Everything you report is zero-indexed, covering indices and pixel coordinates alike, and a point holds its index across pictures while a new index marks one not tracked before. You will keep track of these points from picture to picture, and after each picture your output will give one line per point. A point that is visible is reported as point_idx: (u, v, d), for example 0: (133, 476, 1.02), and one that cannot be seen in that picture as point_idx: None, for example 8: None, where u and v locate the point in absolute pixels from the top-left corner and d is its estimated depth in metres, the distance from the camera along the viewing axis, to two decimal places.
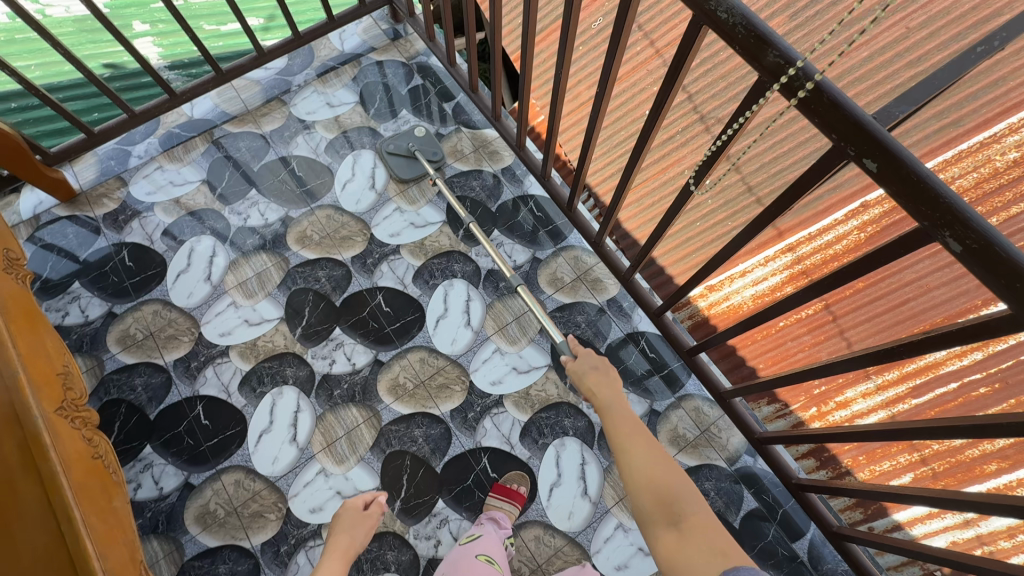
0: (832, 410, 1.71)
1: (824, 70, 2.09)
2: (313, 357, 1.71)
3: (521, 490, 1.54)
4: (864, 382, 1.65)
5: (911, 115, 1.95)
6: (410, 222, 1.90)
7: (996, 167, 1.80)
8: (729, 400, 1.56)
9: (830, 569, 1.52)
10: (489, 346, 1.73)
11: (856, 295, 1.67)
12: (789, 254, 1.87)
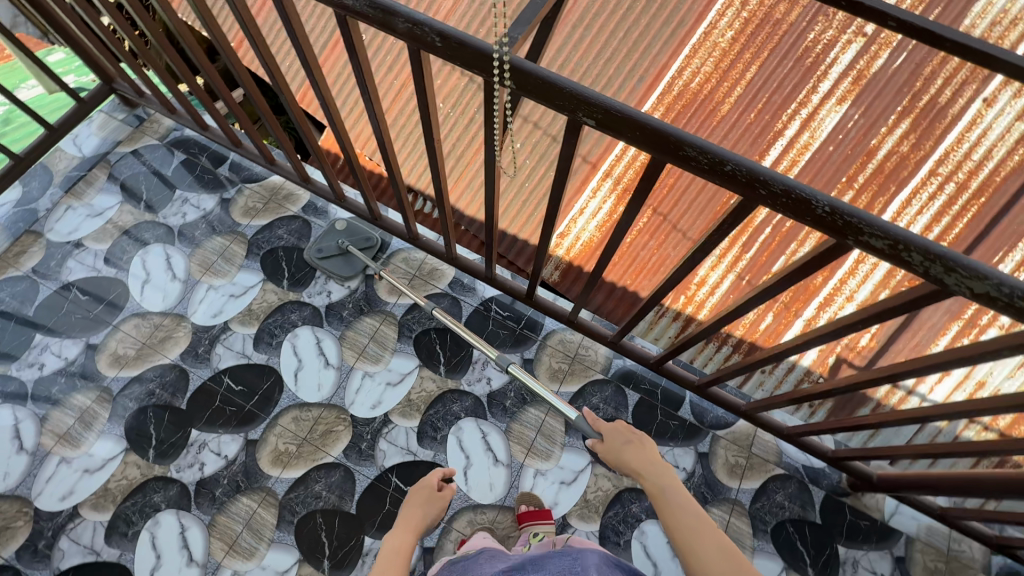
0: (697, 291, 2.26)
1: (566, 17, 2.36)
2: (179, 470, 1.58)
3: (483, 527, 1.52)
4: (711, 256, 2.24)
5: (646, 31, 2.30)
6: (229, 294, 1.82)
7: (722, 48, 2.25)
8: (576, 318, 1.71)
9: (713, 417, 1.73)
10: (356, 374, 1.73)
11: (672, 190, 2.28)
12: (608, 180, 2.38)
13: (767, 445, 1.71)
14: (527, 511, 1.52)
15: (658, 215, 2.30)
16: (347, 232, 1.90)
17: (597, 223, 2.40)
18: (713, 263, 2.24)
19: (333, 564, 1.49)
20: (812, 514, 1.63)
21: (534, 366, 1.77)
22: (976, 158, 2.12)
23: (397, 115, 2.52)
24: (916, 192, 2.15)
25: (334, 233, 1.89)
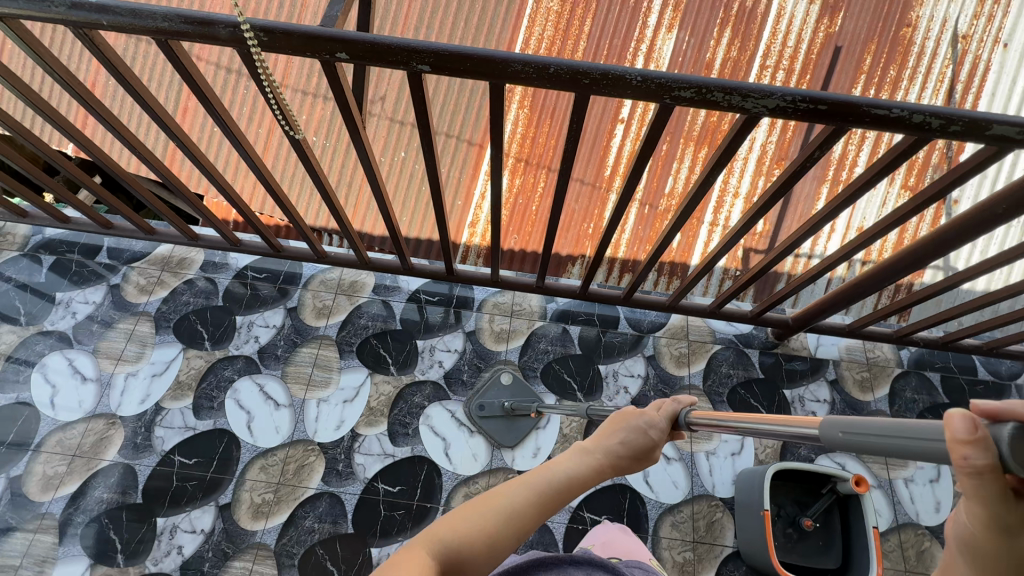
0: (608, 232, 2.43)
1: (408, 22, 2.47)
2: (156, 563, 1.49)
3: None
4: (608, 196, 2.44)
5: (484, 14, 2.46)
6: (150, 375, 1.73)
7: (555, 10, 2.44)
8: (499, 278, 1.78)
9: (648, 323, 1.89)
10: (311, 404, 1.71)
11: (558, 147, 2.44)
12: (497, 156, 2.48)
13: (700, 329, 1.88)
14: None
15: (552, 172, 2.46)
16: (512, 388, 1.74)
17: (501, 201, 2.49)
18: (613, 203, 2.43)
19: None
20: (756, 373, 1.82)
21: (479, 335, 1.84)
22: (791, 44, 2.44)
23: (273, 156, 2.48)
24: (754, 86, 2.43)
25: (499, 389, 1.73)
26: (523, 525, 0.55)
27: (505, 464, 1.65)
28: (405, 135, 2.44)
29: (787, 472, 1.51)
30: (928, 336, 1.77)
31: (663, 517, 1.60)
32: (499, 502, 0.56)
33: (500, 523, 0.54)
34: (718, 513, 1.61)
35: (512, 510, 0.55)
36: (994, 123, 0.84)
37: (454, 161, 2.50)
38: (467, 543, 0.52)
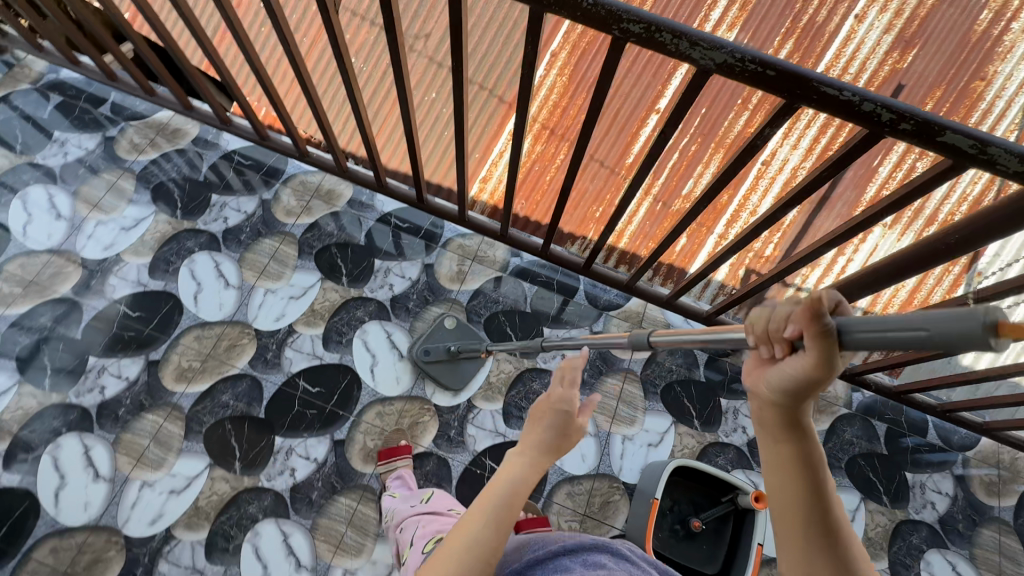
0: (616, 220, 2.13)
1: None
2: (78, 396, 1.57)
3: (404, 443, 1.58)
4: (622, 183, 2.11)
5: None
6: (119, 228, 1.80)
7: None
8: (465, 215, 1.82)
9: (606, 300, 1.87)
10: (258, 291, 1.75)
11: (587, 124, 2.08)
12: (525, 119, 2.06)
13: (655, 319, 1.85)
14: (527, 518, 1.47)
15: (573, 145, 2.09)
16: (457, 333, 1.74)
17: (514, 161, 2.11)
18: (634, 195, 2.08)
19: (244, 464, 1.53)
20: (698, 375, 1.78)
21: (436, 270, 1.85)
22: (853, 72, 2.07)
23: (228, 44, 2.08)
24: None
25: (443, 333, 1.72)
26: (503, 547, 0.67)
27: (424, 395, 1.67)
28: (428, 75, 2.04)
29: (689, 471, 1.49)
30: (883, 381, 1.77)
31: (561, 485, 1.60)
32: (488, 515, 0.69)
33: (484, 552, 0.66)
34: (616, 495, 1.60)
35: (497, 526, 0.68)
36: (948, 129, 0.77)
37: (475, 109, 2.06)
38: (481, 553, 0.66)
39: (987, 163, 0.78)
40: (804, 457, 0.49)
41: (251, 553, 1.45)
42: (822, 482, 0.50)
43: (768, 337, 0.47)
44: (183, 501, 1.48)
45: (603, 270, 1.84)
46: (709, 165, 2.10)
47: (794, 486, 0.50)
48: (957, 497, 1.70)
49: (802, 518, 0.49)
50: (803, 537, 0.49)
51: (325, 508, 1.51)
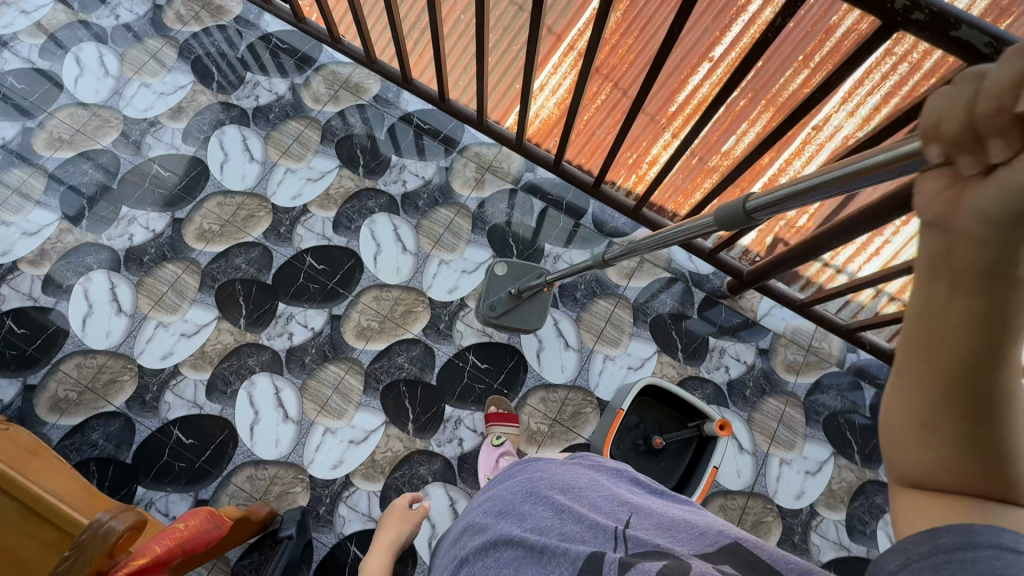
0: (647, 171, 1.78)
1: None
2: (110, 238, 1.71)
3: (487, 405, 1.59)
4: (662, 133, 1.64)
5: None
6: (159, 93, 1.89)
7: None
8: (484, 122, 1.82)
9: (612, 227, 1.87)
10: (279, 169, 1.83)
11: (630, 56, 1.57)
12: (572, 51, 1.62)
13: (658, 251, 1.84)
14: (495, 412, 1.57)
15: (617, 89, 1.64)
16: (512, 275, 1.62)
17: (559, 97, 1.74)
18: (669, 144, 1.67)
19: (249, 322, 1.66)
20: (691, 312, 1.78)
21: (449, 174, 1.88)
22: None
23: None
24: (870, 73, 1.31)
25: (499, 283, 1.62)
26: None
27: (421, 288, 1.74)
28: None
29: (658, 391, 1.52)
30: (879, 342, 1.74)
31: (536, 390, 1.66)
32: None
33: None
34: (588, 407, 1.65)
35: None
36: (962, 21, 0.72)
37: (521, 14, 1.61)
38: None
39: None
40: (995, 316, 0.32)
41: (245, 399, 1.59)
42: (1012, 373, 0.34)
43: (966, 133, 0.30)
44: (192, 345, 1.63)
45: (612, 194, 1.84)
46: (755, 126, 1.53)
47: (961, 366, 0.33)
48: None
49: (968, 408, 0.34)
50: (965, 429, 0.34)
51: (316, 372, 1.63)
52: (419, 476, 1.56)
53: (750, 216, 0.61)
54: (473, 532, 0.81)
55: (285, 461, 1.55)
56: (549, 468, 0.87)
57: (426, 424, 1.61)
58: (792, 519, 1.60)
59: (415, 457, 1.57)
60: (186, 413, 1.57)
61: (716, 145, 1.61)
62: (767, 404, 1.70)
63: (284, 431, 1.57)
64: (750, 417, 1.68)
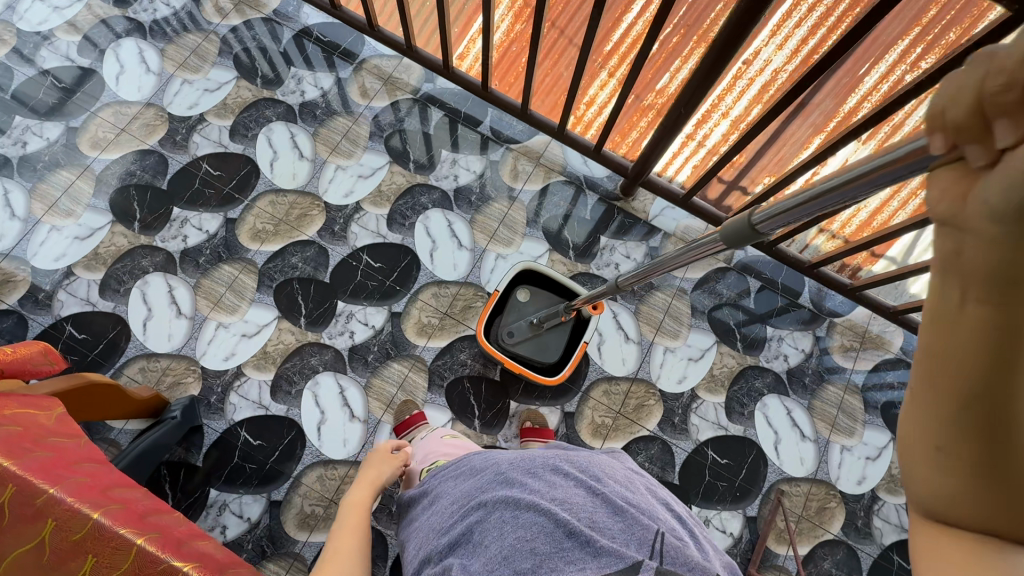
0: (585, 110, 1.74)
1: None
2: (3, 147, 1.74)
3: (415, 413, 1.53)
4: (599, 74, 1.57)
5: None
6: (54, 7, 1.90)
7: None
8: (371, 28, 1.85)
9: (508, 135, 1.89)
10: (175, 81, 1.84)
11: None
12: None
13: (555, 157, 1.88)
14: (403, 422, 1.52)
15: (556, 30, 1.50)
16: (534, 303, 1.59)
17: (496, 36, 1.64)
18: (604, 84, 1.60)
19: (143, 225, 1.69)
20: (582, 214, 1.84)
21: (348, 85, 1.90)
22: None
23: None
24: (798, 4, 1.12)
25: (520, 311, 1.59)
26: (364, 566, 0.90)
27: (317, 193, 1.77)
28: None
29: (535, 276, 1.60)
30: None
31: (429, 286, 1.71)
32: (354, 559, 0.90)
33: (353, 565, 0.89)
34: (478, 301, 1.70)
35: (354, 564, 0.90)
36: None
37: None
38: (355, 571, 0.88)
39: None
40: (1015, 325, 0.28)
41: (139, 297, 1.63)
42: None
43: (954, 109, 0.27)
44: (85, 247, 1.65)
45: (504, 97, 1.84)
46: (689, 63, 1.38)
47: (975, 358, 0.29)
48: (811, 355, 1.76)
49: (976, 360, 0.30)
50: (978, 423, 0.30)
51: (209, 272, 1.67)
52: (310, 366, 1.61)
53: (757, 229, 0.61)
54: (503, 480, 0.86)
55: (176, 354, 1.59)
56: (594, 460, 0.96)
57: (318, 318, 1.65)
58: (673, 402, 1.67)
59: (306, 349, 1.62)
60: (79, 311, 1.60)
61: (651, 84, 1.50)
62: (654, 297, 1.76)
63: (177, 327, 1.61)
64: (637, 310, 1.74)
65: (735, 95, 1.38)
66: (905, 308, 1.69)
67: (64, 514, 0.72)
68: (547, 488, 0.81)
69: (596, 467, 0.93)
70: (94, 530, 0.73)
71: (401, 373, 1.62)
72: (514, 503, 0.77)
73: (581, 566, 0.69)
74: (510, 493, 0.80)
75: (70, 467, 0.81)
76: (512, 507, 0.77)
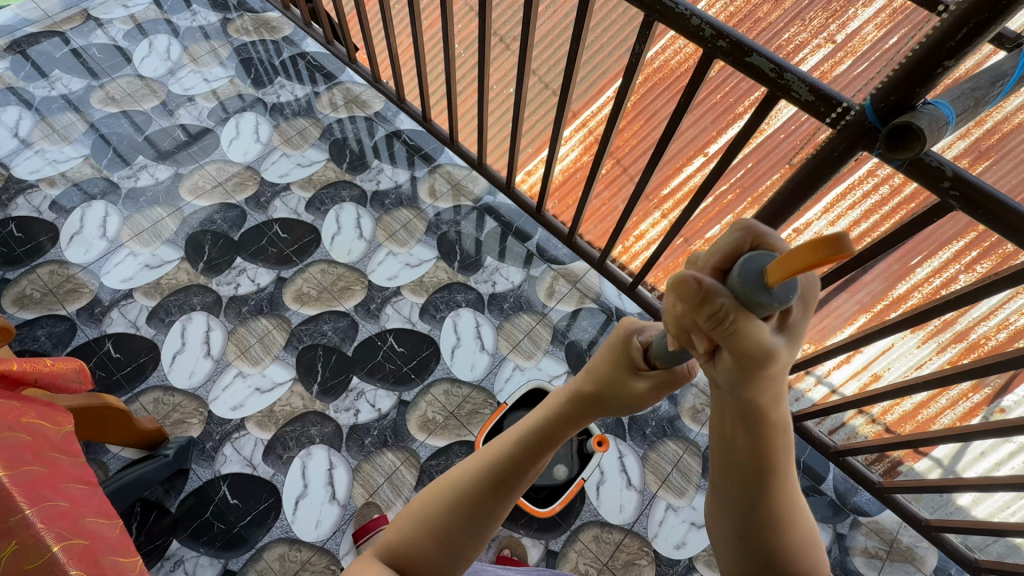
0: (634, 243, 1.89)
1: None
2: (120, 178, 2.03)
3: (380, 515, 1.48)
4: (653, 213, 1.80)
5: None
6: (203, 78, 2.28)
7: None
8: (451, 140, 2.10)
9: (552, 255, 1.99)
10: (276, 152, 2.12)
11: (631, 142, 1.81)
12: (580, 128, 1.91)
13: (590, 284, 1.95)
14: (366, 525, 1.46)
15: (620, 167, 1.84)
16: None
17: (563, 167, 2.00)
18: (654, 221, 1.81)
19: (206, 266, 1.86)
20: None
21: (420, 183, 2.11)
22: None
23: None
24: (854, 188, 1.30)
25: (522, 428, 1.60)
26: (470, 505, 0.63)
27: (364, 271, 1.90)
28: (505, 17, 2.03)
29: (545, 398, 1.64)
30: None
31: (442, 382, 1.73)
32: (448, 487, 0.64)
33: (426, 516, 0.64)
34: (486, 408, 1.69)
35: (459, 493, 0.63)
36: (787, 73, 0.89)
37: (535, 107, 2.01)
38: (416, 545, 0.63)
39: (942, 192, 0.84)
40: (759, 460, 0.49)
41: (178, 331, 1.74)
42: (781, 433, 0.48)
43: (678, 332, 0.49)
44: (150, 275, 1.83)
45: (551, 219, 1.98)
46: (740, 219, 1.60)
47: (739, 441, 0.49)
48: (830, 552, 1.62)
49: (744, 446, 0.49)
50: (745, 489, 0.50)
51: (247, 322, 1.77)
52: (308, 435, 1.61)
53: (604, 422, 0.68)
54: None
55: (191, 392, 1.65)
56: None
57: (330, 389, 1.69)
58: (667, 568, 1.53)
59: (310, 416, 1.64)
60: (123, 331, 1.73)
61: (702, 231, 1.67)
62: (665, 446, 1.69)
63: (201, 366, 1.69)
64: (644, 455, 1.67)
65: None
66: (939, 525, 1.57)
67: (28, 538, 0.74)
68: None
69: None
70: (49, 563, 0.73)
71: (393, 465, 1.59)
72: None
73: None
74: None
75: (55, 489, 0.82)
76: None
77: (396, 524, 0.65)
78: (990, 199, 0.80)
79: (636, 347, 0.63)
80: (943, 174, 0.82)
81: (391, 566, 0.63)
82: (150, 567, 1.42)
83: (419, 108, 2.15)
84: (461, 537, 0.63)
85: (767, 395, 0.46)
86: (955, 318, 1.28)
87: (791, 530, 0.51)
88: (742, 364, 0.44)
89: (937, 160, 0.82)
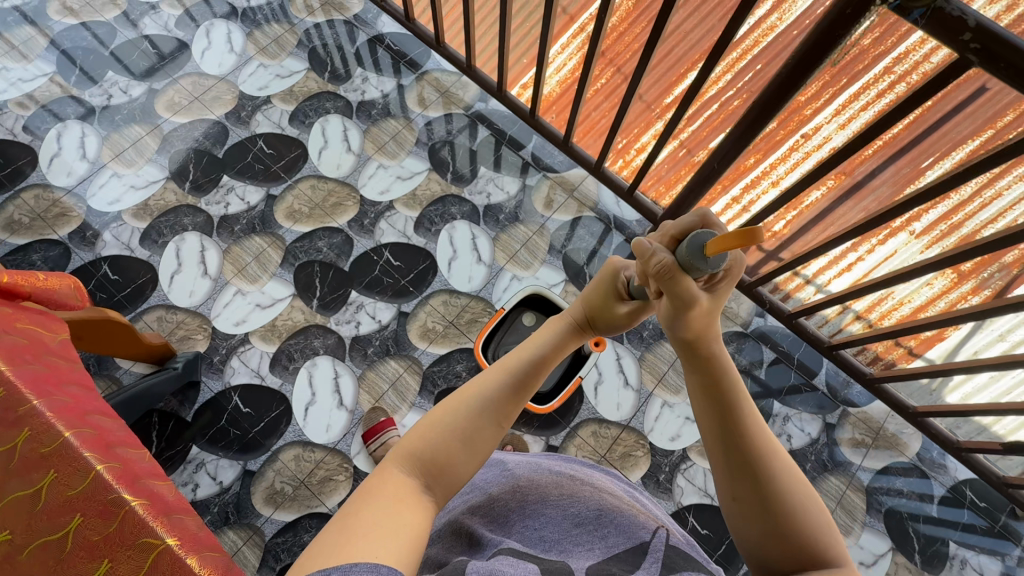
0: (634, 157, 1.77)
1: None
2: (91, 96, 1.93)
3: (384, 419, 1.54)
4: (654, 123, 1.61)
5: None
6: None
7: None
8: (437, 43, 1.96)
9: (549, 163, 1.93)
10: (253, 63, 1.99)
11: (630, 44, 1.46)
12: (579, 33, 1.54)
13: (587, 193, 1.90)
14: (373, 428, 1.52)
15: (619, 75, 1.57)
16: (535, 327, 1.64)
17: (560, 78, 1.74)
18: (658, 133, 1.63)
19: (193, 187, 1.81)
20: (607, 252, 1.83)
21: (407, 92, 1.99)
22: None
23: None
24: (868, 88, 1.10)
25: (519, 332, 1.63)
26: (493, 411, 0.65)
27: (356, 186, 1.85)
28: None
29: (543, 303, 1.65)
30: (778, 305, 1.76)
31: (440, 293, 1.74)
32: (470, 399, 0.65)
33: (449, 425, 0.63)
34: (485, 317, 1.71)
35: (484, 403, 0.65)
36: None
37: None
38: (442, 453, 0.62)
39: (961, 46, 0.78)
40: (716, 399, 0.62)
41: (173, 251, 1.73)
42: (722, 368, 0.63)
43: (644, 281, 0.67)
44: (138, 197, 1.79)
45: (547, 124, 1.89)
46: None
47: (692, 382, 0.65)
48: (818, 441, 1.71)
49: (694, 382, 0.64)
50: (708, 414, 0.63)
51: (241, 241, 1.76)
52: (312, 347, 1.65)
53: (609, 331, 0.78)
54: (469, 499, 0.86)
55: (193, 311, 1.67)
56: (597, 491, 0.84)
57: (330, 303, 1.70)
58: (661, 458, 1.61)
59: (312, 329, 1.67)
60: (117, 253, 1.72)
61: (704, 141, 1.51)
62: (662, 348, 1.72)
63: (200, 285, 1.70)
64: (641, 357, 1.71)
65: (787, 167, 1.37)
66: (925, 411, 1.63)
67: (40, 425, 0.76)
68: (539, 486, 0.83)
69: (603, 480, 0.94)
70: (62, 447, 0.76)
71: (396, 372, 1.64)
72: (506, 522, 0.77)
73: (588, 550, 0.71)
74: (513, 489, 0.83)
75: (59, 385, 0.85)
76: (529, 501, 0.80)
77: (413, 435, 0.63)
78: (1010, 50, 0.74)
79: (620, 279, 0.76)
80: (965, 25, 0.75)
81: (415, 474, 0.61)
82: (174, 470, 1.51)
83: (401, 6, 1.98)
84: (483, 443, 0.64)
85: (699, 333, 0.63)
86: (963, 219, 1.18)
87: (769, 465, 0.59)
88: (675, 304, 0.62)
89: (958, 10, 0.75)
